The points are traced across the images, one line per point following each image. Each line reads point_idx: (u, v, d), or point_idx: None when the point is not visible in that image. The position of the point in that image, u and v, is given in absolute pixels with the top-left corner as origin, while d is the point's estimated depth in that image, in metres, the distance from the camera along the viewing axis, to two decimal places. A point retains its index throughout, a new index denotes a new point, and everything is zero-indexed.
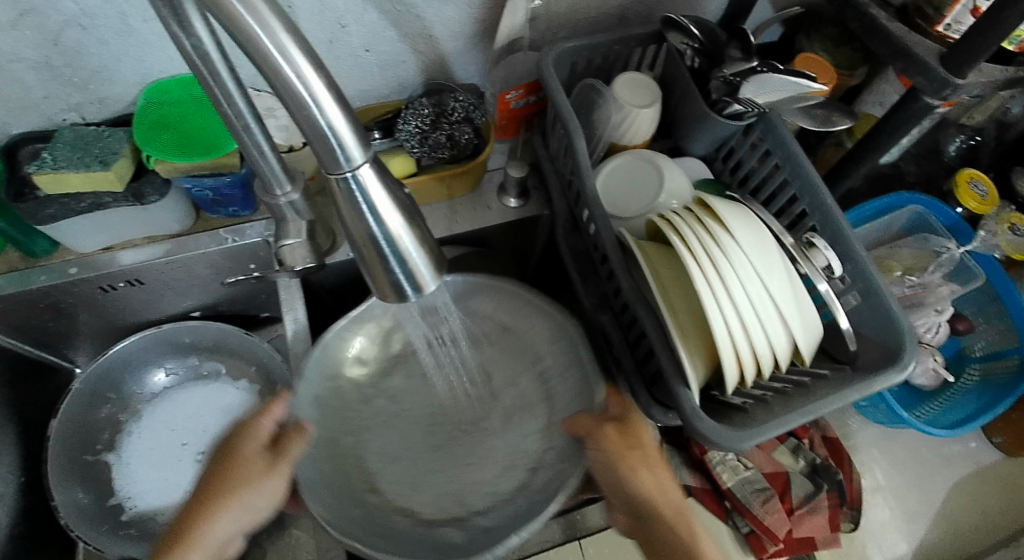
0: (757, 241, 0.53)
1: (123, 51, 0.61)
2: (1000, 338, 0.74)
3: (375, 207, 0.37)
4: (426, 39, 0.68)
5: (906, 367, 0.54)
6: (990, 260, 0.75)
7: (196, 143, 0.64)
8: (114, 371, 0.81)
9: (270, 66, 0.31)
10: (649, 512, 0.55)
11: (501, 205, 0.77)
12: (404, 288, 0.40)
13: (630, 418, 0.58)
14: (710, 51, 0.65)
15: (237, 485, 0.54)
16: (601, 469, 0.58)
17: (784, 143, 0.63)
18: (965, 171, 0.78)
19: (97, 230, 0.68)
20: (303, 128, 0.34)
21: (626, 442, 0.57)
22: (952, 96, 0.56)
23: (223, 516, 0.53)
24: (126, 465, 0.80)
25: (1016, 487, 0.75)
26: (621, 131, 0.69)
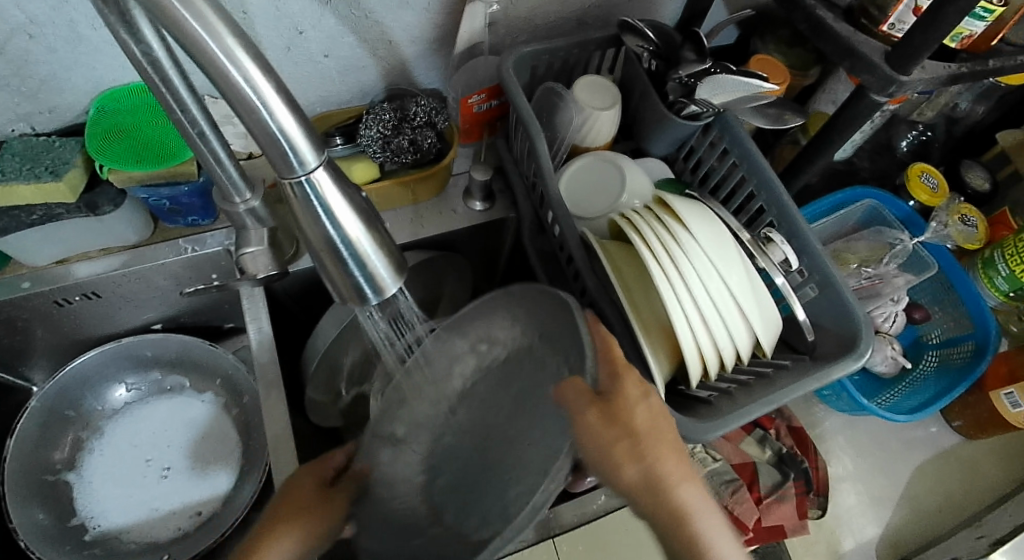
0: (715, 237, 0.54)
1: (73, 60, 0.59)
2: (955, 325, 0.77)
3: (331, 212, 0.37)
4: (386, 44, 0.67)
5: (862, 355, 0.56)
6: (942, 249, 0.78)
7: (152, 151, 0.63)
8: (72, 388, 0.79)
9: (220, 72, 0.31)
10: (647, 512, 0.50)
11: (467, 208, 0.77)
12: (365, 290, 0.40)
13: (619, 396, 0.50)
14: (666, 54, 0.66)
15: (300, 514, 0.55)
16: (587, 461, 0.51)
17: (741, 143, 0.64)
18: (916, 165, 0.80)
19: (51, 243, 0.66)
20: (255, 134, 0.33)
21: (611, 432, 0.49)
22: (897, 92, 0.58)
23: (286, 545, 0.53)
24: (87, 484, 0.78)
25: (974, 468, 0.77)
26: (583, 133, 0.70)
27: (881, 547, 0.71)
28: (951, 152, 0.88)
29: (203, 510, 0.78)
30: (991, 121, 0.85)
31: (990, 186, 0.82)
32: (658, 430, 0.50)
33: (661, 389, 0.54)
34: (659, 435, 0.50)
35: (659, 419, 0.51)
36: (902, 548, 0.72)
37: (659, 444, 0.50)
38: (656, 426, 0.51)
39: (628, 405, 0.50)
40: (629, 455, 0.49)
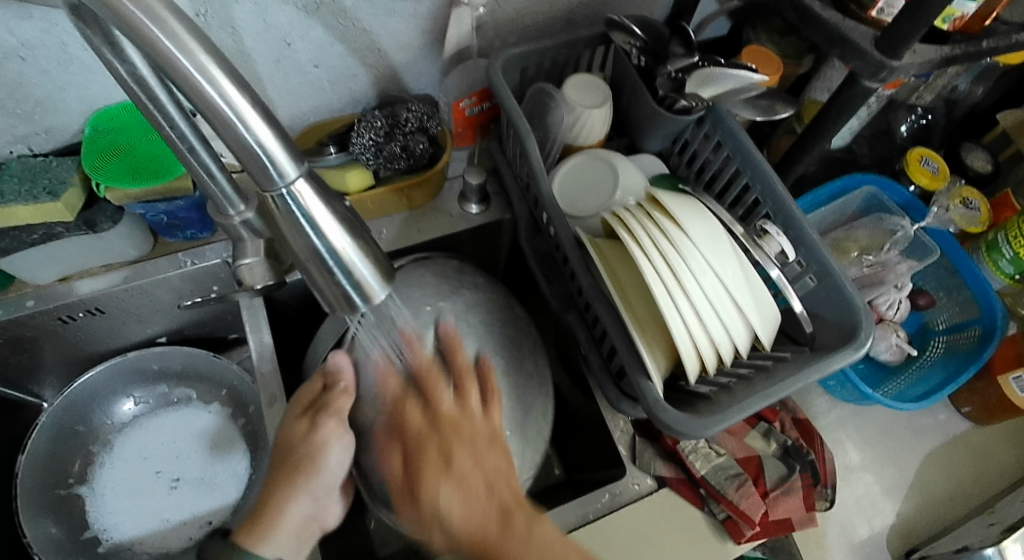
0: (708, 233, 0.54)
1: (66, 80, 0.60)
2: (961, 310, 0.76)
3: (315, 222, 0.37)
4: (375, 52, 0.68)
5: (863, 344, 0.55)
6: (945, 234, 0.76)
7: (147, 168, 0.63)
8: (82, 403, 0.80)
9: (191, 87, 0.31)
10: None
11: (462, 211, 0.77)
12: (353, 298, 0.40)
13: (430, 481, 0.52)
14: (654, 50, 0.67)
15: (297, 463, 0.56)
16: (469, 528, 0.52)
17: (733, 134, 0.64)
18: (915, 150, 0.79)
19: (53, 261, 0.67)
20: (233, 149, 0.34)
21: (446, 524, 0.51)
22: (889, 77, 0.58)
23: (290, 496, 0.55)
24: (99, 497, 0.79)
25: (984, 454, 0.76)
26: (574, 131, 0.70)
27: (891, 539, 0.70)
28: (952, 135, 0.87)
29: (213, 520, 0.78)
30: (992, 102, 0.84)
31: (992, 167, 0.81)
32: (465, 512, 0.51)
33: (659, 386, 0.54)
34: (466, 512, 0.51)
35: (467, 496, 0.51)
36: (912, 538, 0.71)
37: (471, 523, 0.51)
38: (461, 502, 0.51)
39: (431, 491, 0.51)
40: (448, 537, 0.52)
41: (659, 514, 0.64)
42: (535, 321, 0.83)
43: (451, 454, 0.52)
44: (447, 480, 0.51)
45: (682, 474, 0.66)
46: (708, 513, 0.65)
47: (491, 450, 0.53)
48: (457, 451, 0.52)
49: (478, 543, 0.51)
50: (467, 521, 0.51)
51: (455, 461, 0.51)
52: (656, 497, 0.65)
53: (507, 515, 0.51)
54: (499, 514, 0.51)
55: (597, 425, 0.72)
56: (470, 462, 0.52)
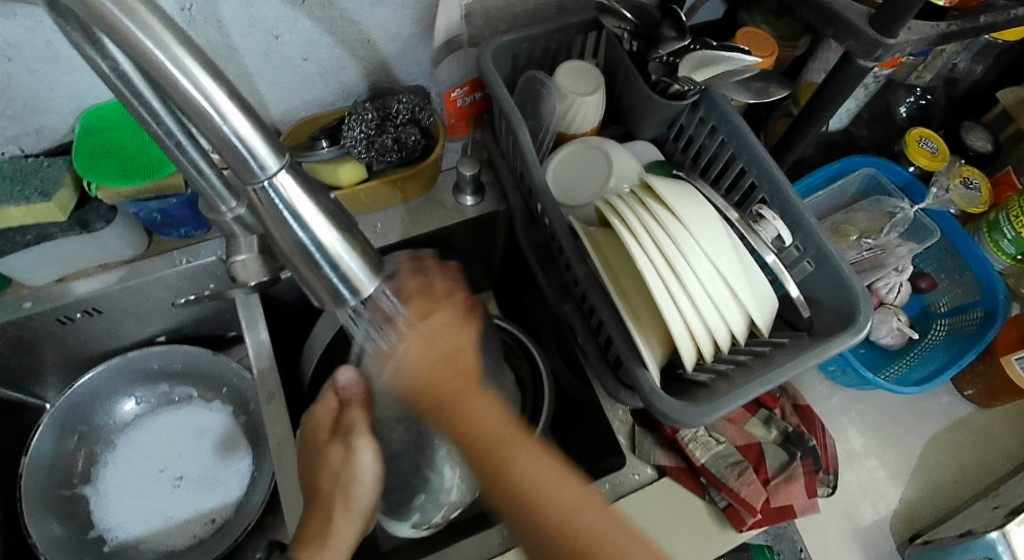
0: (702, 219, 0.53)
1: (54, 80, 0.60)
2: (962, 292, 0.75)
3: (299, 214, 0.36)
4: (364, 44, 0.67)
5: (861, 329, 0.54)
6: (945, 215, 0.75)
7: (138, 166, 0.63)
8: (83, 403, 0.80)
9: (165, 78, 0.31)
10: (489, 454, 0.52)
11: (457, 204, 0.76)
12: (342, 292, 0.40)
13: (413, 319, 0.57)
14: (647, 34, 0.65)
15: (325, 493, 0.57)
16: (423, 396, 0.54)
17: (728, 118, 0.64)
18: (914, 130, 0.78)
19: (49, 262, 0.67)
20: (212, 141, 0.33)
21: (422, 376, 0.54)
22: (885, 56, 0.57)
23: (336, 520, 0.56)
24: (103, 497, 0.79)
25: (988, 437, 0.76)
26: (567, 120, 0.69)
27: (894, 524, 0.70)
28: (952, 115, 0.86)
29: (217, 517, 0.79)
30: (992, 80, 0.83)
31: (992, 146, 0.80)
32: (427, 359, 0.54)
33: (655, 375, 0.53)
34: (426, 360, 0.54)
35: (430, 348, 0.54)
36: (916, 523, 0.70)
37: (428, 367, 0.54)
38: (428, 351, 0.54)
39: (405, 333, 0.55)
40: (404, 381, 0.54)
41: (659, 503, 0.64)
42: (533, 313, 0.83)
43: (432, 309, 0.56)
44: (418, 325, 0.54)
45: (682, 463, 0.66)
46: (709, 501, 0.64)
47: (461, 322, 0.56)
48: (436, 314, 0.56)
49: (435, 388, 0.53)
50: (420, 371, 0.54)
51: (432, 314, 0.55)
52: (657, 487, 0.65)
53: (461, 377, 0.54)
54: (452, 366, 0.54)
55: (596, 415, 0.72)
56: (441, 322, 0.55)
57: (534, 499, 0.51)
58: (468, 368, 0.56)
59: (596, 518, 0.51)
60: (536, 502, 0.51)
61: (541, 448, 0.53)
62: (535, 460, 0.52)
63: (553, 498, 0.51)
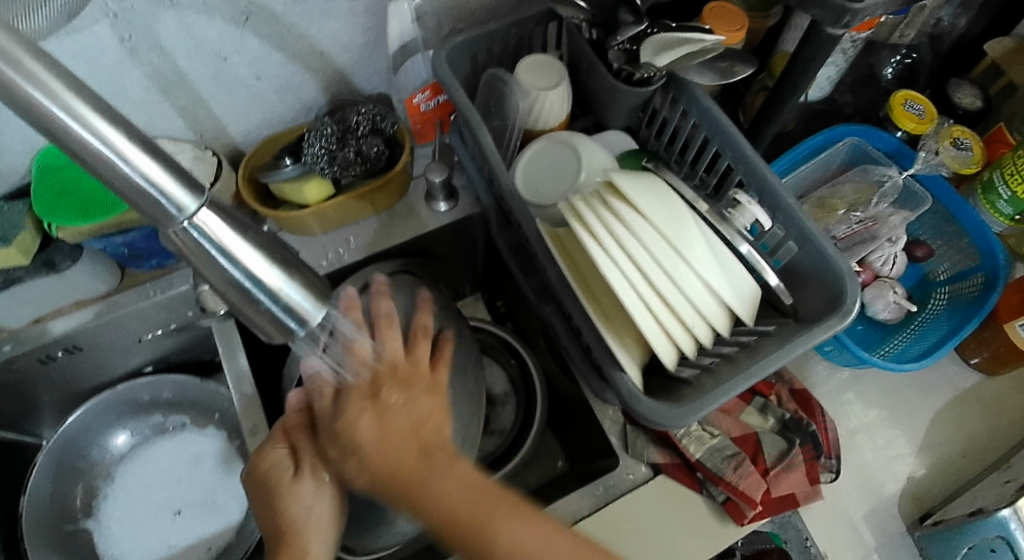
0: (667, 213, 0.50)
1: (2, 123, 0.59)
2: (962, 257, 0.73)
3: (226, 250, 0.35)
4: (317, 56, 0.65)
5: (850, 312, 0.52)
6: (938, 179, 0.73)
7: (94, 202, 0.62)
8: (78, 440, 0.78)
9: (58, 126, 0.29)
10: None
11: (430, 210, 0.74)
12: (286, 322, 0.39)
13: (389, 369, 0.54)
14: (604, 21, 0.62)
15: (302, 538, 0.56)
16: (420, 496, 0.49)
17: (697, 101, 0.61)
18: (898, 94, 0.75)
19: (22, 304, 0.66)
20: (118, 186, 0.32)
21: (398, 452, 0.50)
22: (854, 21, 0.53)
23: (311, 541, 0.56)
24: (106, 529, 0.78)
25: (998, 406, 0.73)
26: (533, 117, 0.67)
27: (904, 504, 0.69)
28: (939, 71, 0.83)
29: (214, 545, 0.78)
30: (978, 32, 0.80)
31: (983, 102, 0.77)
32: (379, 443, 0.50)
33: (635, 378, 0.52)
34: (379, 440, 0.50)
35: (385, 429, 0.50)
36: (925, 501, 0.69)
37: (387, 456, 0.50)
38: (385, 415, 0.51)
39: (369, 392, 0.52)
40: (359, 466, 0.51)
41: (659, 502, 0.63)
42: (520, 315, 0.81)
43: (383, 389, 0.52)
44: (367, 411, 0.51)
45: (677, 459, 0.64)
46: (707, 496, 0.63)
47: (426, 395, 0.53)
48: (387, 389, 0.52)
49: (403, 468, 0.49)
50: (383, 442, 0.50)
51: (383, 398, 0.52)
52: (653, 486, 0.63)
53: (425, 454, 0.50)
54: (416, 444, 0.50)
55: (587, 415, 0.70)
56: (398, 401, 0.52)
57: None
58: (425, 449, 0.50)
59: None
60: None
61: (524, 509, 0.49)
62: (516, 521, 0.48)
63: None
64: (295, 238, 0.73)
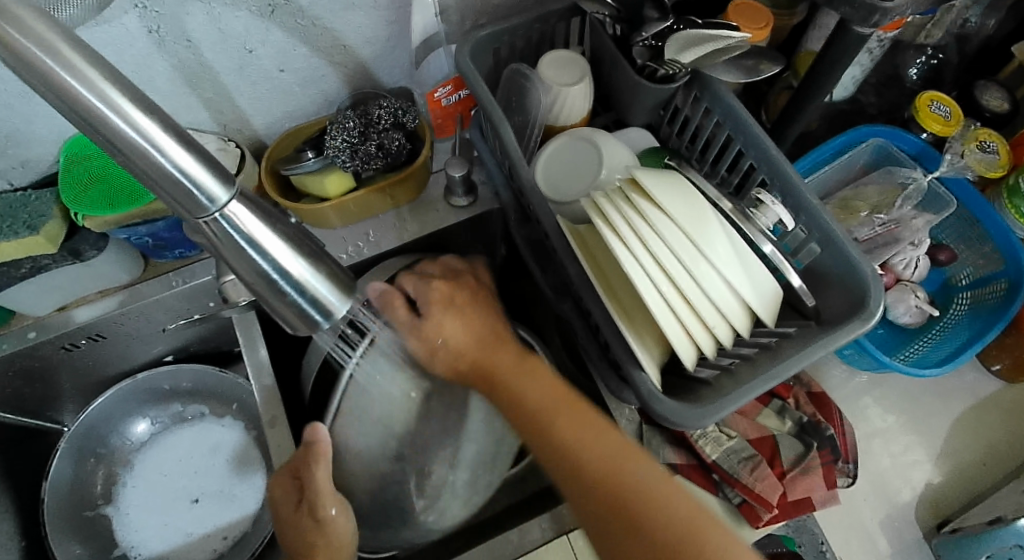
0: (691, 212, 0.50)
1: (31, 112, 0.60)
2: (985, 262, 0.72)
3: (255, 241, 0.35)
4: (341, 49, 0.66)
5: (873, 314, 0.51)
6: (962, 183, 0.72)
7: (120, 192, 0.63)
8: (99, 427, 0.80)
9: (94, 115, 0.29)
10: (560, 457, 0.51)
11: (450, 205, 0.74)
12: (312, 315, 0.39)
13: (457, 281, 0.63)
14: (629, 17, 0.62)
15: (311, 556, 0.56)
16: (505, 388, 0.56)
17: (721, 99, 0.61)
18: (924, 95, 0.74)
19: (47, 292, 0.67)
20: (151, 176, 0.32)
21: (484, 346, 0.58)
22: (883, 20, 0.52)
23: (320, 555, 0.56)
24: (124, 516, 0.79)
25: (1018, 413, 0.73)
26: (555, 113, 0.67)
27: (921, 510, 0.68)
28: (965, 73, 0.82)
29: (230, 534, 0.79)
30: (1006, 33, 0.79)
31: (1010, 105, 0.76)
32: (460, 335, 0.59)
33: (654, 378, 0.52)
34: (462, 335, 0.59)
35: (465, 327, 0.59)
36: (942, 508, 0.68)
37: (467, 346, 0.59)
38: (462, 320, 0.60)
39: (443, 288, 0.61)
40: (448, 358, 0.59)
41: None
42: (537, 312, 0.81)
43: (456, 297, 0.61)
44: (449, 311, 0.60)
45: (692, 460, 0.64)
46: (723, 498, 0.63)
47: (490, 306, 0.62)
48: (459, 296, 0.61)
49: (480, 359, 0.58)
50: (464, 338, 0.59)
51: (457, 302, 0.61)
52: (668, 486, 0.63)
53: (496, 349, 0.58)
54: (490, 338, 0.59)
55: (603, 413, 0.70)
56: (466, 303, 0.61)
57: (580, 451, 0.51)
58: (500, 341, 0.59)
59: (633, 463, 0.50)
60: (573, 451, 0.51)
61: (586, 411, 0.53)
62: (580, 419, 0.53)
63: (614, 464, 0.50)
64: (316, 232, 0.73)
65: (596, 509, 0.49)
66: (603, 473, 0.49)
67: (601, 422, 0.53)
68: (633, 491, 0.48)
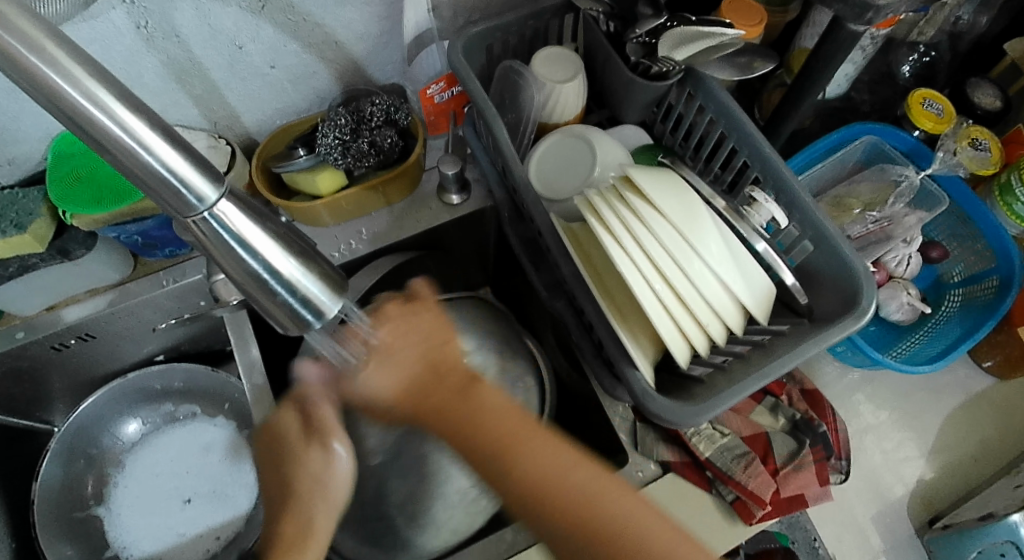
0: (684, 210, 0.50)
1: (18, 109, 0.59)
2: (977, 260, 0.72)
3: (245, 240, 0.35)
4: (332, 46, 0.65)
5: (865, 312, 0.51)
6: (955, 180, 0.72)
7: (109, 190, 0.62)
8: (89, 426, 0.79)
9: (80, 115, 0.29)
10: (524, 498, 0.49)
11: (443, 203, 0.74)
12: (303, 315, 0.39)
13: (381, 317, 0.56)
14: (623, 13, 0.61)
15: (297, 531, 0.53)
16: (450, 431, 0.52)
17: (715, 97, 0.61)
18: (916, 92, 0.74)
19: (35, 291, 0.66)
20: (138, 175, 0.31)
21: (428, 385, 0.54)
22: (876, 18, 0.52)
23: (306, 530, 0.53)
24: (116, 517, 0.79)
25: (1009, 409, 0.73)
26: (548, 109, 0.67)
27: (913, 506, 0.68)
28: (958, 70, 0.82)
29: (223, 534, 0.78)
30: (998, 31, 0.79)
31: (1002, 103, 0.76)
32: (385, 383, 0.54)
33: (648, 376, 0.52)
34: (391, 381, 0.54)
35: (396, 369, 0.54)
36: (935, 504, 0.68)
37: (402, 392, 0.54)
38: (390, 363, 0.54)
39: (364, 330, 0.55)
40: (380, 407, 0.54)
41: (667, 500, 0.63)
42: (531, 310, 0.81)
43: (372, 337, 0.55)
44: (376, 358, 0.54)
45: (686, 458, 0.64)
46: (716, 495, 0.63)
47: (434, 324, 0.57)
48: (385, 332, 0.56)
49: (421, 402, 0.54)
50: (392, 384, 0.54)
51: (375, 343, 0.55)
52: (662, 484, 0.63)
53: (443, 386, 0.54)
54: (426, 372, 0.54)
55: (596, 411, 0.70)
56: (398, 339, 0.55)
57: (550, 484, 0.49)
58: (438, 376, 0.55)
59: (604, 492, 0.49)
60: (544, 478, 0.49)
61: (548, 438, 0.52)
62: (543, 444, 0.51)
63: (585, 495, 0.49)
64: (309, 230, 0.73)
65: (567, 541, 0.48)
66: (575, 506, 0.48)
67: (565, 450, 0.51)
68: (605, 520, 0.48)
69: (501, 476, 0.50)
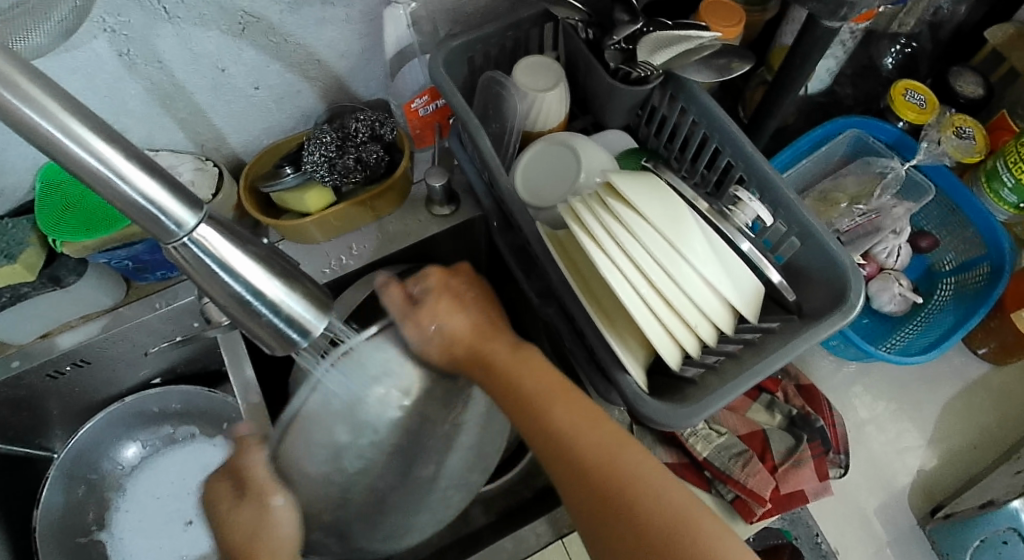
0: (667, 213, 0.50)
1: (4, 141, 0.59)
2: (967, 247, 0.72)
3: (227, 263, 0.35)
4: (315, 65, 0.66)
5: (854, 306, 0.51)
6: (941, 169, 0.72)
7: (98, 216, 0.62)
8: (88, 452, 0.79)
9: (56, 148, 0.29)
10: (555, 449, 0.50)
11: (432, 215, 0.74)
12: (289, 334, 0.39)
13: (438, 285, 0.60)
14: (600, 20, 0.61)
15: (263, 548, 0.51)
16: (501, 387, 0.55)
17: (696, 98, 0.61)
18: (899, 83, 0.74)
19: (29, 320, 0.67)
20: (117, 204, 0.32)
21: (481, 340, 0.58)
22: (851, 13, 0.53)
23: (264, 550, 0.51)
24: (119, 541, 0.79)
25: (1007, 396, 0.73)
26: (531, 118, 0.67)
27: (914, 497, 0.68)
28: (940, 59, 0.82)
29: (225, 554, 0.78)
30: (978, 19, 0.80)
31: (985, 90, 0.76)
32: (452, 333, 0.58)
33: (640, 379, 0.52)
34: (454, 331, 0.58)
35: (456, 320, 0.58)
36: (936, 494, 0.68)
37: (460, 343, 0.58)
38: (451, 315, 0.59)
39: (422, 289, 0.60)
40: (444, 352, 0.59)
41: None
42: (526, 316, 0.81)
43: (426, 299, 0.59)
44: (438, 303, 0.59)
45: (685, 458, 0.64)
46: (716, 495, 0.63)
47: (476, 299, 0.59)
48: (440, 296, 0.59)
49: (475, 351, 0.58)
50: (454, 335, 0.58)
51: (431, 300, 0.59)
52: None
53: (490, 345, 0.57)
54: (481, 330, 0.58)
55: None
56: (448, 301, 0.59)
57: (571, 442, 0.49)
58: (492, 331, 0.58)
59: (624, 451, 0.48)
60: (567, 443, 0.49)
61: (578, 396, 0.52)
62: (571, 408, 0.51)
63: (607, 451, 0.48)
64: (299, 247, 0.73)
65: (585, 499, 0.47)
66: (597, 463, 0.48)
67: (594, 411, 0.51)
68: (623, 477, 0.47)
69: (535, 432, 0.51)
